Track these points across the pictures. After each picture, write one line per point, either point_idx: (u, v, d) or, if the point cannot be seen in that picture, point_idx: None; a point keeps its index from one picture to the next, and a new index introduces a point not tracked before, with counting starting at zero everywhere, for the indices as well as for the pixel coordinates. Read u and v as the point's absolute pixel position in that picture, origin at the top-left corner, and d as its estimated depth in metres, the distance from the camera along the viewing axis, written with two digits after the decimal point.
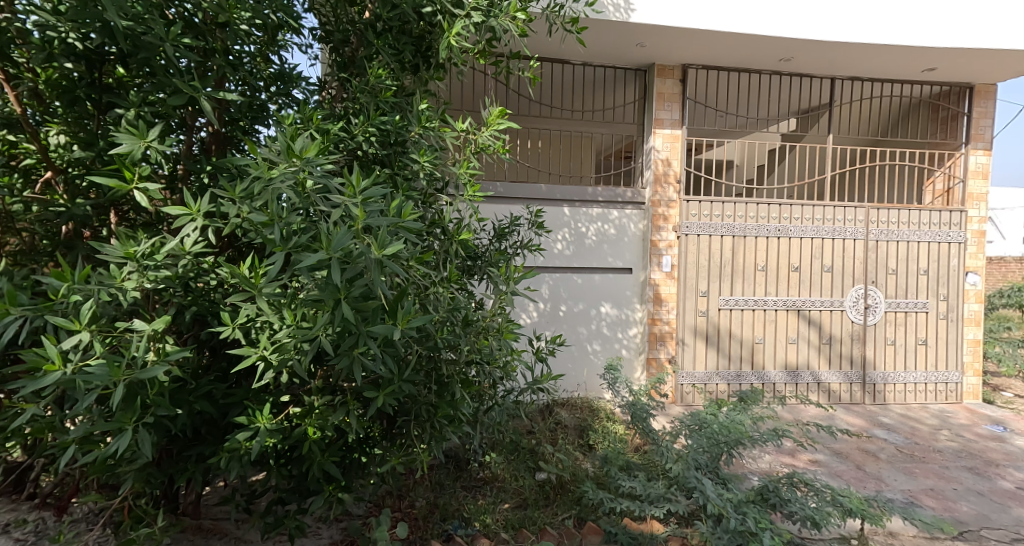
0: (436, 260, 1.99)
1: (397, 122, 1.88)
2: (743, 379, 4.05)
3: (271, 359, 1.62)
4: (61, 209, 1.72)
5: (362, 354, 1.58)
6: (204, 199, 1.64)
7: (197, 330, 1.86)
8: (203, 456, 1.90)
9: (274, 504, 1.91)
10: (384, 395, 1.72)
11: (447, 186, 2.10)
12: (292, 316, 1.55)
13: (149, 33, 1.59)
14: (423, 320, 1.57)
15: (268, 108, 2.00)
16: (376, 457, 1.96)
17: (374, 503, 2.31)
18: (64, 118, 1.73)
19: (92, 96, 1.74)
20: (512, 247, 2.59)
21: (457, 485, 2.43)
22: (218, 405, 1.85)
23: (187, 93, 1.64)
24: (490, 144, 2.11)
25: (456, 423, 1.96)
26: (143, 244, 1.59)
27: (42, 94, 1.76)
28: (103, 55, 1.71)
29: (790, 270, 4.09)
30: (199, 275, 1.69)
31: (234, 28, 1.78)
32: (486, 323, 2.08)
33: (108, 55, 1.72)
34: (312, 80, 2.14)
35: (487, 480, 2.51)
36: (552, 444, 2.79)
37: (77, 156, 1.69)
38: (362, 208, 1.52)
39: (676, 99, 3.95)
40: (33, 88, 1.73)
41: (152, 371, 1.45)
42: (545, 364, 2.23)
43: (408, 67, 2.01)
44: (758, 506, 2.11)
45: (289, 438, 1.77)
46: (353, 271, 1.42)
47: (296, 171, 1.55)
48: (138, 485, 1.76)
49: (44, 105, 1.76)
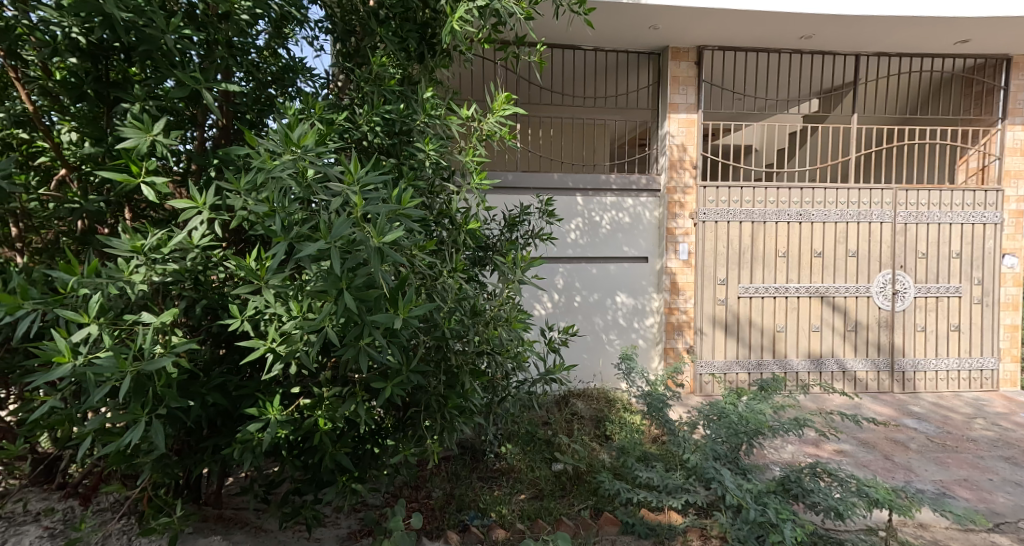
0: (443, 249, 1.99)
1: (402, 110, 1.89)
2: (764, 368, 3.97)
3: (279, 350, 1.73)
4: (74, 206, 1.82)
5: (368, 345, 1.68)
6: (209, 191, 1.75)
7: (209, 323, 1.92)
8: (219, 448, 1.95)
9: (290, 494, 1.95)
10: (391, 385, 1.79)
11: (454, 174, 2.08)
12: (298, 307, 1.69)
13: (151, 26, 1.64)
14: (423, 309, 1.67)
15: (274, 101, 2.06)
16: (387, 448, 1.99)
17: (391, 494, 2.32)
18: (74, 116, 1.82)
19: (99, 90, 1.79)
20: (522, 237, 2.56)
21: (473, 476, 2.44)
22: (231, 397, 1.90)
23: (191, 85, 1.72)
24: (496, 131, 2.07)
25: (467, 414, 1.99)
26: (150, 239, 1.70)
27: (52, 93, 1.84)
28: (107, 50, 1.76)
29: (812, 256, 3.98)
30: (208, 267, 1.80)
31: (236, 18, 1.83)
32: (495, 312, 2.07)
33: (112, 50, 1.76)
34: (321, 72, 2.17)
35: (503, 471, 2.50)
36: (567, 435, 2.77)
37: (89, 153, 1.78)
38: (360, 196, 1.64)
39: (691, 83, 3.86)
40: (42, 85, 1.81)
41: (158, 363, 1.56)
42: (557, 354, 2.16)
43: (413, 56, 2.00)
44: (779, 496, 2.09)
45: (300, 430, 1.82)
46: (355, 260, 1.55)
47: (295, 160, 1.68)
48: (156, 475, 1.81)
49: (55, 102, 1.85)
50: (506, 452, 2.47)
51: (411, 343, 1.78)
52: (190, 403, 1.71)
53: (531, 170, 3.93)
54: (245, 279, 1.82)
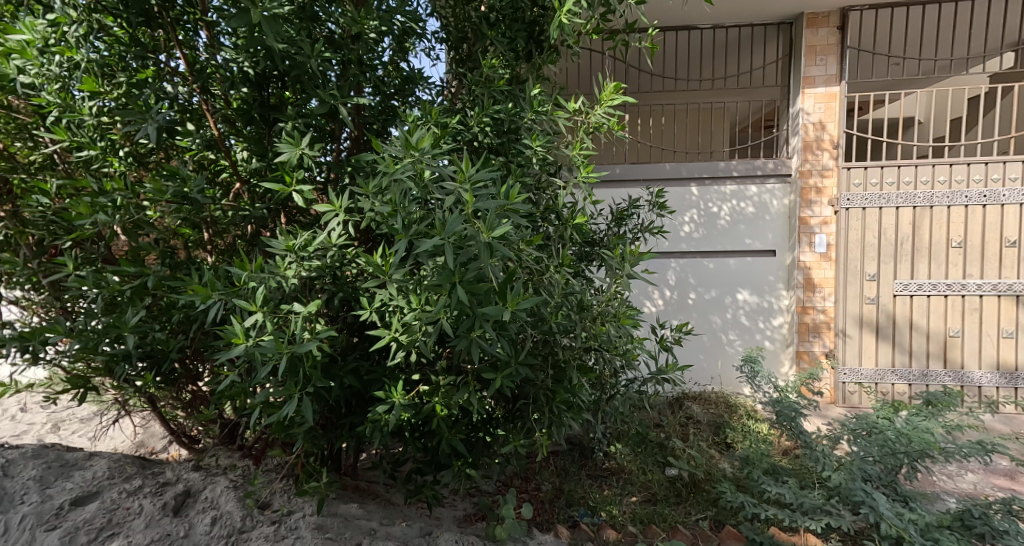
0: (551, 244, 2.00)
1: (510, 109, 1.94)
2: (930, 378, 3.44)
3: (401, 339, 1.89)
4: (246, 214, 2.10)
5: (479, 337, 1.77)
6: (344, 195, 1.96)
7: (345, 313, 2.13)
8: (354, 426, 2.17)
9: (413, 473, 2.10)
10: (501, 377, 1.85)
11: (559, 169, 2.13)
12: (417, 300, 1.84)
13: (300, 52, 1.87)
14: (529, 303, 1.72)
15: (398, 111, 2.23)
16: (499, 438, 2.06)
17: (502, 482, 2.39)
18: (246, 138, 2.08)
19: (263, 114, 2.06)
20: (630, 232, 2.50)
21: (583, 473, 2.42)
22: (363, 381, 2.11)
23: (329, 102, 1.94)
24: (604, 122, 2.03)
25: (575, 410, 2.00)
26: (300, 239, 1.94)
27: (233, 120, 2.08)
28: (268, 79, 2.04)
29: (1002, 246, 3.35)
30: (343, 264, 2.01)
31: (365, 38, 2.01)
32: (603, 309, 2.03)
33: (272, 79, 2.05)
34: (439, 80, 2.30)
35: (612, 471, 2.42)
36: (683, 439, 2.61)
37: (255, 168, 2.07)
38: (472, 194, 1.72)
39: (831, 51, 3.58)
40: (224, 113, 2.06)
41: (306, 346, 1.80)
42: (670, 353, 2.07)
43: (521, 55, 2.05)
44: (958, 534, 1.83)
45: (420, 413, 1.95)
46: (467, 255, 1.63)
47: (414, 162, 1.80)
48: (306, 445, 2.07)
49: (234, 128, 2.09)
50: (616, 452, 2.39)
51: (520, 336, 1.83)
52: (332, 383, 1.94)
53: (640, 162, 3.90)
54: (373, 274, 2.01)
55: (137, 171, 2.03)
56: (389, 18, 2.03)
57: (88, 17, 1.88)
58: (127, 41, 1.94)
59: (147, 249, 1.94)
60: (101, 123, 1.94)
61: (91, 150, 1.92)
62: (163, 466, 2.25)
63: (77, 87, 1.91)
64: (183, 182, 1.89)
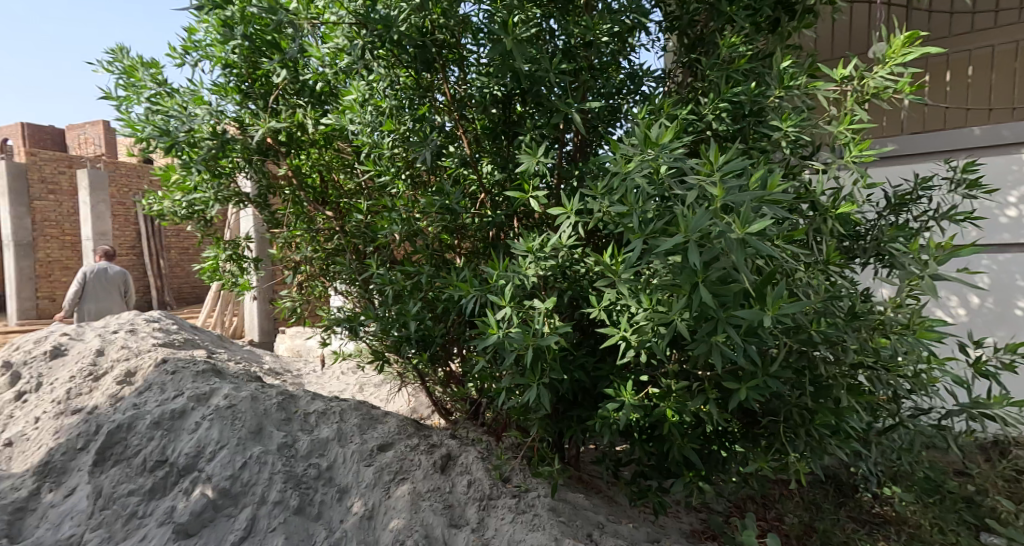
0: (805, 240, 1.73)
1: (753, 90, 1.72)
2: None
3: (632, 339, 1.81)
4: (490, 219, 2.29)
5: (724, 342, 1.59)
6: (575, 198, 1.96)
7: (573, 309, 2.17)
8: (583, 418, 2.21)
9: (639, 475, 2.06)
10: (747, 388, 1.64)
11: (815, 150, 1.81)
12: (650, 300, 1.74)
13: (541, 68, 1.95)
14: (797, 307, 1.42)
15: (620, 110, 2.19)
16: (735, 454, 1.87)
17: (738, 503, 2.43)
18: (487, 153, 2.33)
19: (506, 130, 2.32)
20: (913, 219, 2.11)
21: (841, 510, 2.23)
22: (592, 376, 2.15)
23: (564, 110, 1.98)
24: (887, 87, 1.66)
25: (842, 437, 1.70)
26: (538, 240, 2.02)
27: (479, 138, 2.35)
28: (509, 98, 2.24)
29: None
30: (573, 263, 2.07)
31: (597, 44, 2.02)
32: (885, 318, 1.71)
33: (511, 97, 2.24)
34: (663, 73, 2.22)
35: (887, 518, 2.24)
36: (999, 495, 2.17)
37: (499, 178, 2.30)
38: (721, 185, 1.49)
39: None
40: (475, 133, 2.34)
41: (547, 339, 1.87)
42: (994, 382, 1.95)
43: (765, 26, 1.88)
44: None
45: (651, 416, 1.85)
46: (712, 252, 1.42)
47: (651, 159, 1.66)
48: (541, 431, 2.17)
49: (479, 146, 2.35)
50: (890, 493, 2.08)
51: (772, 344, 1.59)
52: (565, 376, 1.99)
53: (926, 128, 3.46)
54: (603, 273, 2.04)
55: (414, 192, 2.36)
56: (619, 16, 2.01)
57: (393, 72, 2.28)
58: (413, 86, 2.27)
59: (419, 251, 2.32)
60: (396, 155, 2.34)
61: (387, 176, 2.35)
62: (432, 430, 2.61)
63: (378, 127, 2.29)
64: (446, 196, 2.20)
